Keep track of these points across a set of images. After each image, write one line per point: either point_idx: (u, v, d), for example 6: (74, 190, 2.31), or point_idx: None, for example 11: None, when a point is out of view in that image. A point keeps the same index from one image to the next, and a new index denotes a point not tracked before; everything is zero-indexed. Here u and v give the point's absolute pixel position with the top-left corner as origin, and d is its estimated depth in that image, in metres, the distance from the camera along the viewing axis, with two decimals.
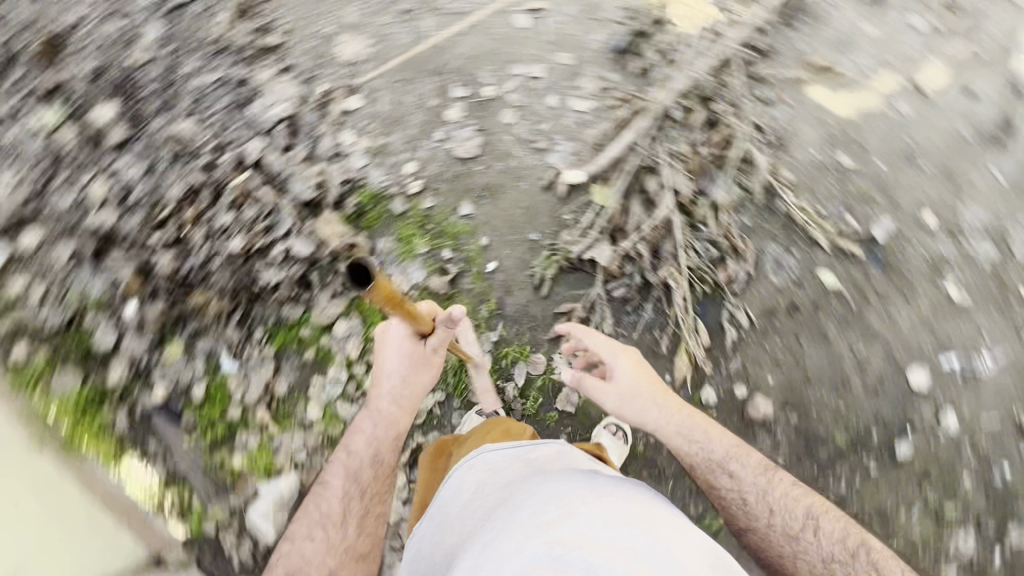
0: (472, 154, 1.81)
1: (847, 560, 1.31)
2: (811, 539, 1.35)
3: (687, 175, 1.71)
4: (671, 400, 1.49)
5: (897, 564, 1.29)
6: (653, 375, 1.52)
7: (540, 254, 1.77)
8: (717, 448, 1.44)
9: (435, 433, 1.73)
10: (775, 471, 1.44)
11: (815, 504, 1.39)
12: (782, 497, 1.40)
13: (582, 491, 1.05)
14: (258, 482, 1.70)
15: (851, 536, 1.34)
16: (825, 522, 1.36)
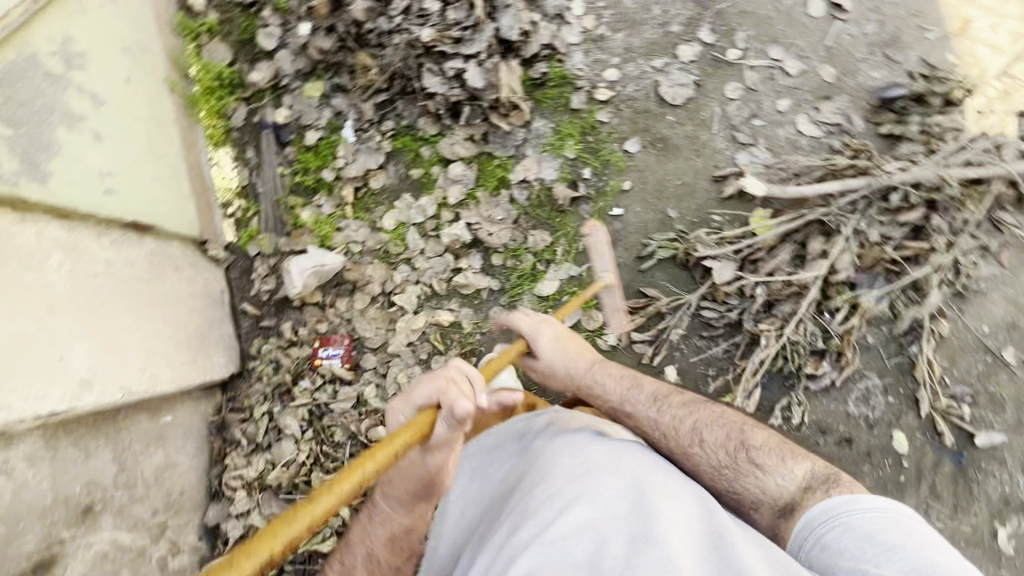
0: (675, 100, 1.68)
1: (739, 471, 1.06)
2: (704, 454, 1.10)
3: (851, 259, 1.49)
4: (583, 353, 1.34)
5: (783, 457, 1.04)
6: (574, 338, 1.37)
7: (669, 231, 1.65)
8: (612, 389, 1.26)
9: (467, 311, 1.68)
10: (666, 394, 1.22)
11: (702, 419, 1.14)
12: (669, 422, 1.16)
13: (562, 458, 1.00)
14: (310, 243, 1.70)
15: (739, 438, 1.08)
16: (712, 431, 1.11)
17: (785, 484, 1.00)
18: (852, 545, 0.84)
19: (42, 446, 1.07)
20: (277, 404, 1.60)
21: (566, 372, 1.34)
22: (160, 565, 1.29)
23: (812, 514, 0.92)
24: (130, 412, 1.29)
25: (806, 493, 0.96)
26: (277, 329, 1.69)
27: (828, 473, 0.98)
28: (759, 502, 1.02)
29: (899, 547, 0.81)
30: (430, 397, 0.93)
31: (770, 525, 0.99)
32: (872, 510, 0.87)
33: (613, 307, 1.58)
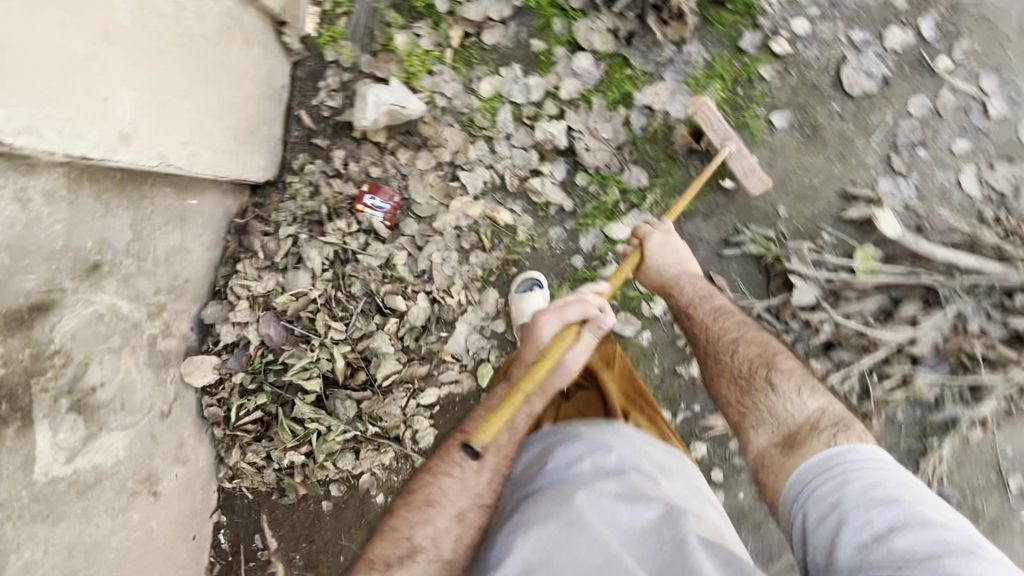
0: (852, 89, 1.44)
1: (756, 383, 1.01)
2: (731, 363, 1.06)
3: (936, 338, 1.38)
4: (683, 262, 1.26)
5: (803, 386, 0.98)
6: (683, 252, 1.29)
7: (769, 228, 1.48)
8: (687, 287, 1.22)
9: (526, 218, 1.54)
10: (730, 312, 1.16)
11: (746, 334, 1.09)
12: (717, 330, 1.12)
13: (546, 491, 0.85)
14: (395, 74, 1.50)
15: (772, 357, 1.04)
16: (750, 345, 1.07)
17: (795, 409, 0.95)
18: (846, 500, 0.77)
19: (63, 186, 0.96)
20: (304, 231, 1.49)
21: (660, 270, 1.27)
22: (150, 342, 1.27)
23: (804, 474, 0.84)
24: (154, 182, 1.18)
25: (812, 428, 0.91)
26: (327, 154, 1.53)
27: (841, 417, 0.91)
28: (766, 420, 0.97)
29: (890, 502, 0.73)
30: (578, 315, 1.05)
31: (759, 453, 0.94)
32: (868, 466, 0.80)
33: (745, 168, 1.41)
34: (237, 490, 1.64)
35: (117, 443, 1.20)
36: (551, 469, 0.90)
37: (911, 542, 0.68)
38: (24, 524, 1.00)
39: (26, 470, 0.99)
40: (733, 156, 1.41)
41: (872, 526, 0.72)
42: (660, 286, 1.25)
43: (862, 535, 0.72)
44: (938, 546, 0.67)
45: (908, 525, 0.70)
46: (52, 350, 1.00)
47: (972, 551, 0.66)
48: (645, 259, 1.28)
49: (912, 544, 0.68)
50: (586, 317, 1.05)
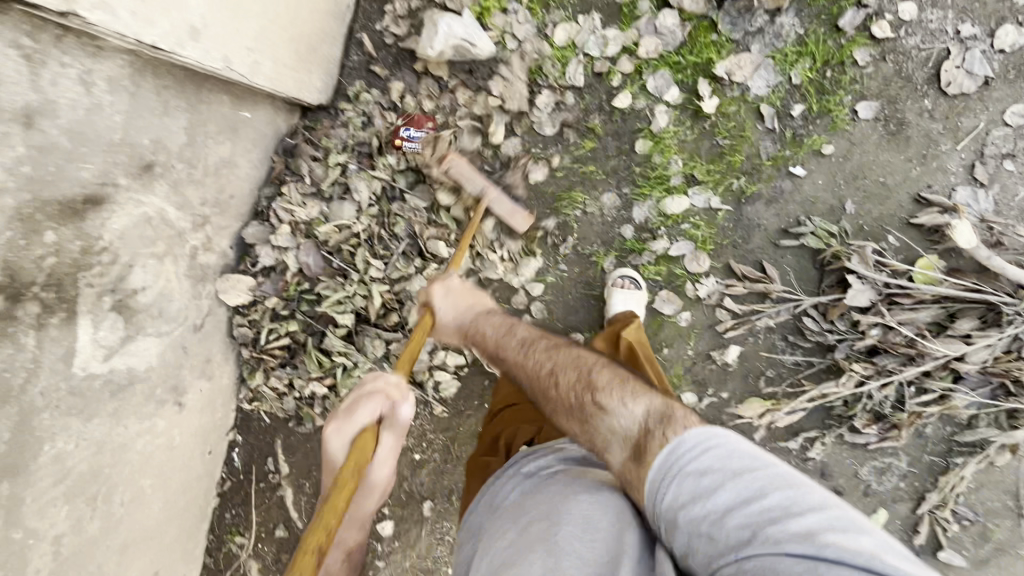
0: (949, 87, 1.35)
1: (587, 411, 0.86)
2: (559, 396, 0.91)
3: (986, 358, 1.34)
4: (474, 301, 1.15)
5: (628, 394, 0.84)
6: (473, 292, 1.17)
7: (834, 223, 1.42)
8: (488, 329, 1.08)
9: (581, 179, 1.48)
10: (534, 338, 1.02)
11: (560, 359, 0.95)
12: (535, 363, 0.97)
13: (511, 516, 0.86)
14: (468, 8, 1.42)
15: (592, 375, 0.89)
16: (567, 371, 0.92)
17: (627, 423, 0.81)
18: (690, 496, 0.70)
19: (127, 74, 0.92)
20: (353, 161, 1.44)
21: (452, 317, 1.14)
22: (191, 253, 1.24)
23: (651, 481, 0.74)
24: (213, 86, 1.13)
25: (645, 435, 0.77)
26: (385, 84, 1.47)
27: (664, 409, 0.79)
28: (609, 443, 0.82)
29: (723, 487, 0.67)
30: (371, 415, 0.90)
31: (622, 473, 0.79)
32: (697, 450, 0.72)
33: (508, 211, 1.41)
34: (255, 413, 1.66)
35: (151, 348, 1.20)
36: (516, 494, 0.92)
37: (750, 522, 0.64)
38: (61, 414, 1.01)
39: (66, 363, 0.98)
40: (493, 202, 1.40)
41: (721, 523, 0.65)
42: (461, 334, 1.12)
43: (709, 531, 0.66)
44: (769, 517, 0.63)
45: (748, 507, 0.65)
46: (101, 247, 0.98)
47: (799, 510, 0.63)
48: (433, 317, 1.15)
49: (746, 524, 0.64)
50: (381, 415, 0.92)
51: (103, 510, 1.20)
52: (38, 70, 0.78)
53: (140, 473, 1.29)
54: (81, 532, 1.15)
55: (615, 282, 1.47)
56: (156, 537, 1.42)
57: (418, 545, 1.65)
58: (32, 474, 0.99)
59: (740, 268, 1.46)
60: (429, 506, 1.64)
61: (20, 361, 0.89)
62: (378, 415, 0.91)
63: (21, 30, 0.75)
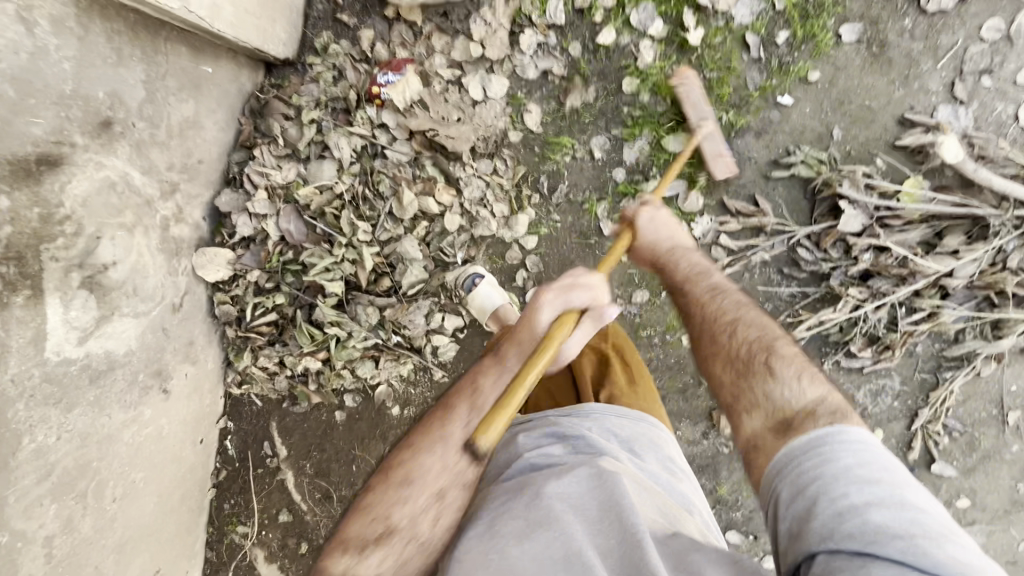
0: (927, 4, 1.36)
1: (753, 368, 0.78)
2: (724, 344, 0.84)
3: (973, 272, 1.38)
4: (678, 237, 1.09)
5: (809, 376, 0.75)
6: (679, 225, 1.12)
7: (822, 150, 1.42)
8: (686, 264, 1.01)
9: (568, 124, 1.43)
10: (728, 292, 0.93)
11: (748, 316, 0.86)
12: (713, 308, 0.90)
13: (514, 484, 0.76)
14: None
15: (774, 342, 0.81)
16: (749, 327, 0.84)
17: (797, 397, 0.72)
18: (825, 473, 0.61)
19: (72, 14, 0.82)
20: (328, 118, 1.35)
21: (655, 243, 1.08)
22: (162, 224, 1.14)
23: (793, 447, 0.66)
24: (171, 35, 1.03)
25: (806, 417, 0.69)
26: (355, 34, 1.37)
27: (841, 409, 0.70)
28: (757, 404, 0.75)
29: (878, 480, 0.59)
30: (582, 302, 0.92)
31: (751, 434, 0.73)
32: (857, 445, 0.64)
33: (716, 151, 1.37)
34: (245, 397, 1.59)
35: (129, 329, 1.11)
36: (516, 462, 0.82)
37: (891, 520, 0.55)
38: (36, 404, 0.92)
39: (36, 348, 0.89)
40: (705, 139, 1.37)
41: (859, 508, 0.56)
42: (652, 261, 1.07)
43: (841, 507, 0.57)
44: (920, 530, 0.54)
45: (895, 508, 0.56)
46: (62, 215, 0.88)
47: (957, 541, 0.54)
48: (635, 237, 1.11)
49: (887, 520, 0.55)
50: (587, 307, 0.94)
51: (94, 507, 1.12)
52: None
53: (130, 466, 1.21)
54: (74, 532, 1.08)
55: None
56: (153, 533, 1.34)
57: None
58: (12, 471, 0.90)
59: (734, 205, 1.45)
60: None
61: None
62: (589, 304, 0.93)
63: None
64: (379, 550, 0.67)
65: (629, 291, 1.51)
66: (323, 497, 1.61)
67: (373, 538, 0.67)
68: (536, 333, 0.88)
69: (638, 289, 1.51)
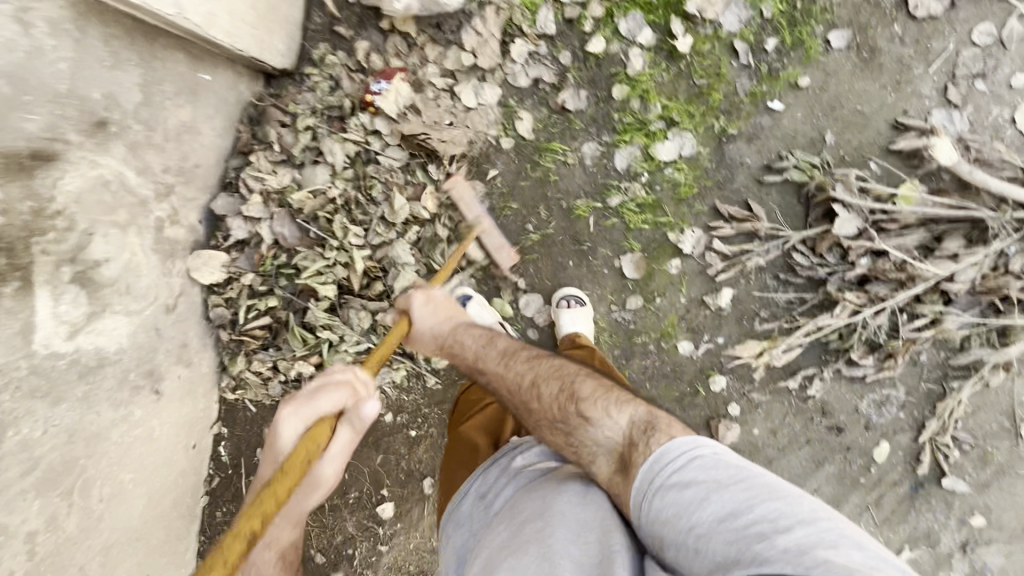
0: (915, 11, 1.36)
1: (573, 423, 0.84)
2: (541, 409, 0.88)
3: (975, 277, 1.34)
4: (454, 314, 1.13)
5: (608, 399, 0.84)
6: (453, 303, 1.15)
7: (815, 155, 1.42)
8: (470, 340, 1.05)
9: (559, 131, 1.44)
10: (516, 352, 0.99)
11: (543, 373, 0.92)
12: (515, 378, 0.94)
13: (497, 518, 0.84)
14: None
15: (574, 386, 0.87)
16: (549, 383, 0.90)
17: (611, 430, 0.80)
18: (670, 515, 0.68)
19: (69, 17, 0.85)
20: (323, 125, 1.38)
21: (438, 327, 1.10)
22: (157, 225, 1.17)
23: (637, 497, 0.73)
24: (168, 43, 1.06)
25: (630, 448, 0.77)
26: (351, 46, 1.42)
27: (648, 419, 0.79)
28: (594, 454, 0.81)
29: (706, 498, 0.66)
30: (334, 403, 0.90)
31: (608, 482, 0.78)
32: (683, 462, 0.71)
33: (495, 245, 1.44)
34: (240, 402, 1.59)
35: (121, 327, 1.12)
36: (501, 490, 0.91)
37: (733, 535, 0.63)
38: (23, 396, 0.93)
39: (24, 339, 0.91)
40: (488, 232, 1.43)
41: (705, 540, 0.64)
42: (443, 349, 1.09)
43: (693, 545, 0.65)
44: (754, 533, 0.61)
45: (732, 521, 0.64)
46: (55, 210, 0.90)
47: (787, 525, 0.61)
48: (410, 326, 1.11)
49: (728, 540, 0.63)
50: (342, 407, 0.91)
51: (80, 506, 1.12)
52: None
53: (118, 465, 1.21)
54: (58, 530, 1.08)
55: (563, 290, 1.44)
56: (142, 538, 1.34)
57: (420, 526, 1.60)
58: None
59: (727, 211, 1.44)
60: (430, 482, 1.59)
61: None
62: (344, 404, 0.91)
63: None
64: None
65: (622, 297, 1.49)
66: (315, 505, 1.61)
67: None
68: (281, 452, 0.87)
69: (631, 295, 1.49)
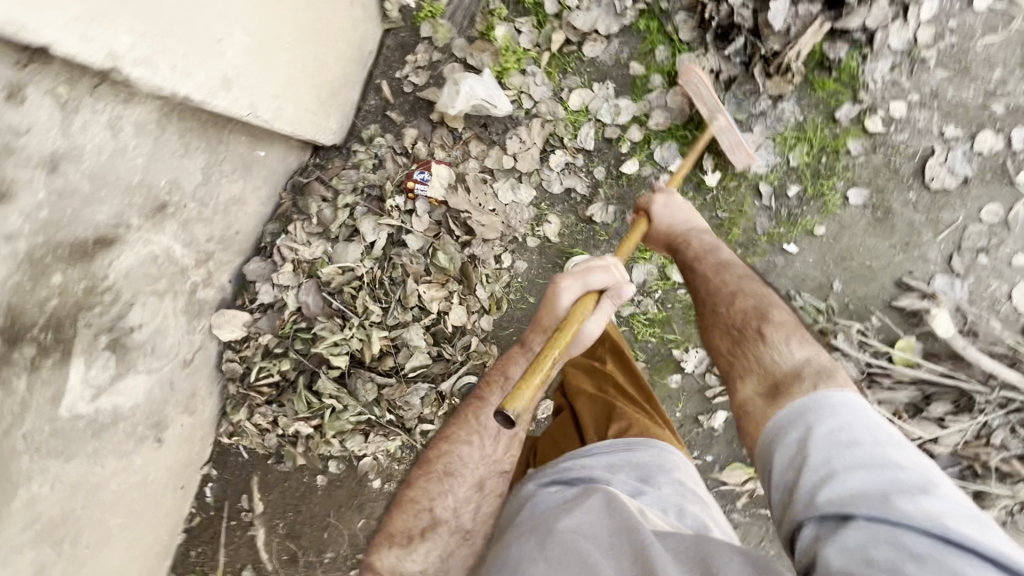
0: (932, 182, 1.43)
1: (748, 338, 0.93)
2: (726, 316, 0.98)
3: (958, 441, 1.40)
4: (693, 220, 1.20)
5: (796, 339, 0.89)
6: (693, 214, 1.22)
7: (821, 299, 1.48)
8: (700, 239, 1.15)
9: (583, 240, 1.49)
10: (732, 268, 1.07)
11: (747, 290, 1.00)
12: (718, 281, 1.05)
13: (524, 526, 0.80)
14: (489, 67, 1.44)
15: (770, 313, 0.94)
16: (748, 299, 0.99)
17: (783, 357, 0.86)
18: (811, 440, 0.68)
19: (153, 120, 0.90)
20: (361, 204, 1.44)
21: (670, 226, 1.20)
22: (191, 290, 1.22)
23: (782, 419, 0.74)
24: (233, 130, 1.11)
25: (794, 376, 0.81)
26: (399, 130, 1.48)
27: (828, 367, 0.81)
28: (749, 370, 0.88)
29: (860, 444, 0.64)
30: (602, 282, 0.95)
31: (747, 394, 0.84)
32: (840, 408, 0.70)
33: (733, 142, 1.37)
34: (233, 447, 1.61)
35: (139, 386, 1.16)
36: (527, 504, 0.85)
37: (870, 479, 0.61)
38: (41, 456, 0.96)
39: (53, 405, 0.94)
40: (721, 130, 1.36)
41: (838, 474, 0.62)
42: (665, 240, 1.20)
43: (822, 475, 0.63)
44: (898, 487, 0.59)
45: (879, 470, 0.61)
46: (105, 287, 0.95)
47: (937, 493, 0.58)
48: (651, 222, 1.22)
49: (865, 485, 0.60)
50: (604, 287, 0.96)
51: (68, 553, 1.13)
52: (70, 117, 0.75)
53: (110, 510, 1.23)
54: None
55: None
56: None
57: None
58: (4, 520, 0.93)
59: None
60: None
61: (9, 404, 0.85)
62: (609, 282, 0.96)
63: (59, 80, 0.72)
64: (428, 536, 0.87)
65: None
66: (290, 559, 1.62)
67: (421, 527, 0.88)
68: (557, 315, 0.96)
69: None
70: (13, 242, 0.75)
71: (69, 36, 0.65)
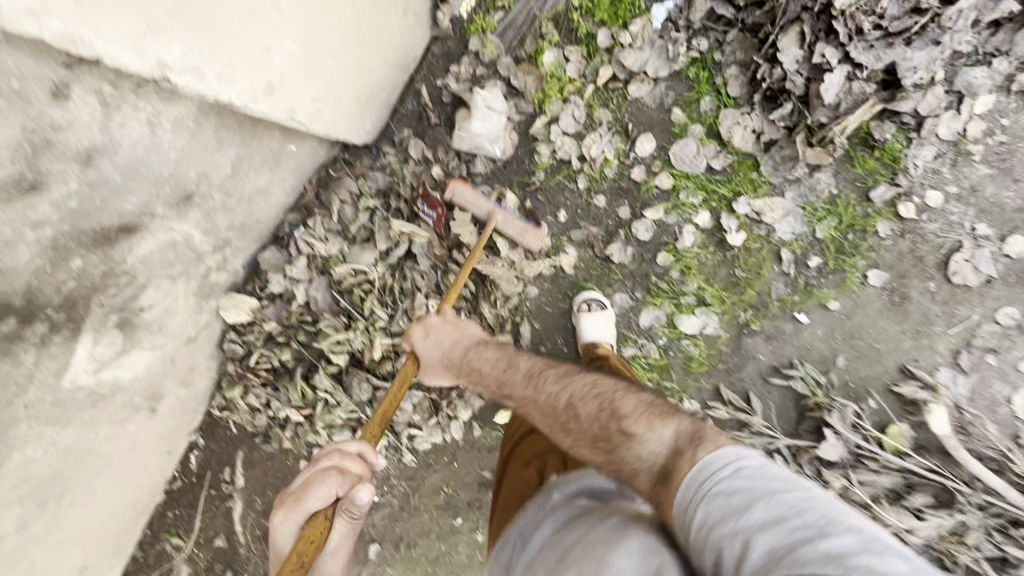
0: (954, 276, 1.42)
1: (614, 441, 0.78)
2: (579, 428, 0.83)
3: (932, 535, 1.37)
4: (458, 336, 1.15)
5: (654, 418, 0.76)
6: (454, 328, 1.17)
7: (822, 372, 1.48)
8: (492, 350, 1.08)
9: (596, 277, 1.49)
10: (546, 370, 0.96)
11: (578, 392, 0.87)
12: (551, 395, 0.91)
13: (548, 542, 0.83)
14: (529, 94, 1.44)
15: (615, 402, 0.81)
16: (587, 401, 0.85)
17: (655, 453, 0.72)
18: (714, 516, 0.60)
19: (191, 116, 0.91)
20: (382, 208, 1.45)
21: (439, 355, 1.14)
22: (205, 273, 1.24)
23: (681, 505, 0.64)
24: (267, 125, 1.11)
25: (675, 461, 0.68)
26: (431, 138, 1.47)
27: (698, 435, 0.70)
28: (637, 471, 0.73)
29: (755, 504, 0.59)
30: (323, 499, 0.83)
31: (651, 498, 0.70)
32: (729, 468, 0.63)
33: (521, 230, 1.42)
34: (223, 421, 1.64)
35: (142, 360, 1.18)
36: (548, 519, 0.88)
37: (782, 539, 0.56)
38: (38, 423, 0.98)
39: (56, 377, 0.96)
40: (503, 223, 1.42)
41: (752, 541, 0.57)
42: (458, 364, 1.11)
43: (739, 546, 0.57)
44: (803, 537, 0.55)
45: (784, 525, 0.57)
46: (121, 270, 0.96)
47: (835, 531, 0.55)
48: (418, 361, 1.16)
49: (778, 543, 0.55)
50: (336, 497, 0.84)
51: (52, 511, 1.15)
52: (111, 115, 0.77)
53: (98, 474, 1.25)
54: (25, 532, 1.11)
55: (581, 308, 1.45)
56: (96, 534, 1.38)
57: None
58: None
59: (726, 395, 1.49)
60: (376, 549, 1.56)
61: (14, 376, 0.86)
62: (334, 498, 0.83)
63: (105, 79, 0.74)
64: None
65: None
66: (263, 535, 1.65)
67: None
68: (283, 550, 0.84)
69: None
70: (39, 229, 0.76)
71: (121, 50, 0.68)
